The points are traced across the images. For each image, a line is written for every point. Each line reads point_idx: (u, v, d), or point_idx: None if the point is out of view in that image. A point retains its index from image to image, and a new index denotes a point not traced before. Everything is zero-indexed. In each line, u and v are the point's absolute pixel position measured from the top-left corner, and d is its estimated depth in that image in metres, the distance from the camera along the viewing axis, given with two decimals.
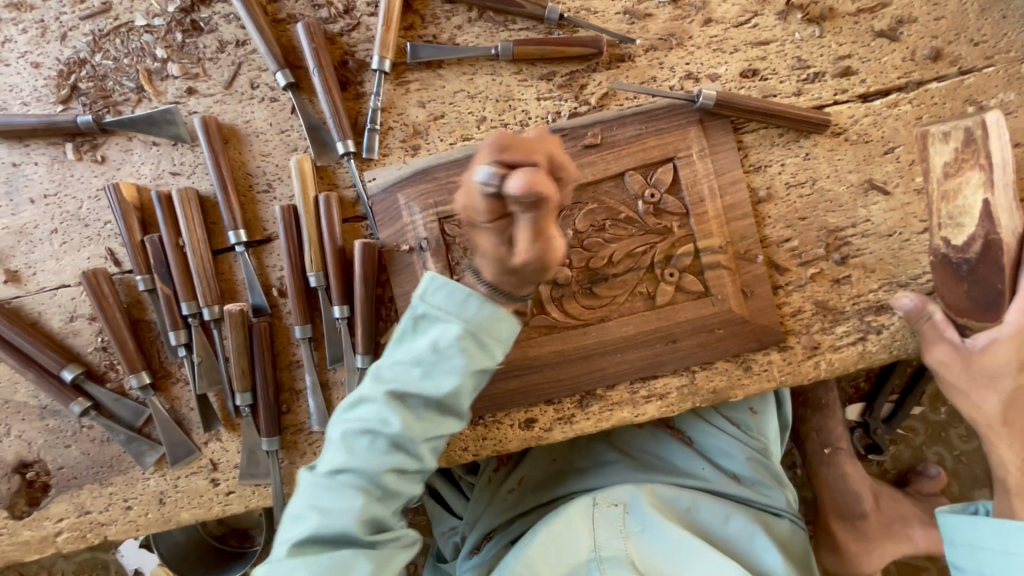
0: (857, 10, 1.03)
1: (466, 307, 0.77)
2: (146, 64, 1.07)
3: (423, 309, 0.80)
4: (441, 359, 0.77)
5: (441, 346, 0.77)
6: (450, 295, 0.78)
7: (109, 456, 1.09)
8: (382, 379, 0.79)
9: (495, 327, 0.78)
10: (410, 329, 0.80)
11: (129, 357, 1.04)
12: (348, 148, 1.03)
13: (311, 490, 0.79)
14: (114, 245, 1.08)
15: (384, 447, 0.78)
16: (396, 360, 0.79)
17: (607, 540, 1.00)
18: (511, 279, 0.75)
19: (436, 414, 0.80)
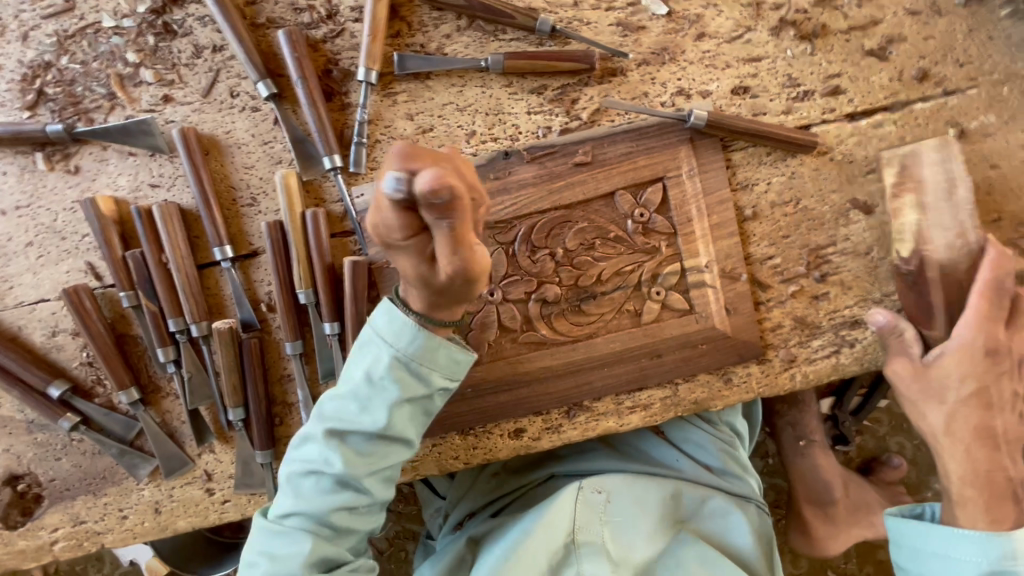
0: (850, 28, 1.02)
1: (401, 337, 0.79)
2: (117, 68, 1.02)
3: (365, 341, 0.82)
4: (375, 399, 0.80)
5: (374, 379, 0.80)
6: (387, 327, 0.79)
7: (101, 468, 1.10)
8: (325, 420, 0.82)
9: (427, 355, 0.79)
10: (349, 365, 0.83)
11: (116, 374, 1.04)
12: (335, 163, 1.00)
13: (260, 537, 0.84)
14: (95, 259, 1.05)
15: (328, 486, 0.82)
16: (335, 399, 0.82)
17: (585, 528, 1.05)
18: (432, 296, 0.75)
19: (377, 446, 0.83)
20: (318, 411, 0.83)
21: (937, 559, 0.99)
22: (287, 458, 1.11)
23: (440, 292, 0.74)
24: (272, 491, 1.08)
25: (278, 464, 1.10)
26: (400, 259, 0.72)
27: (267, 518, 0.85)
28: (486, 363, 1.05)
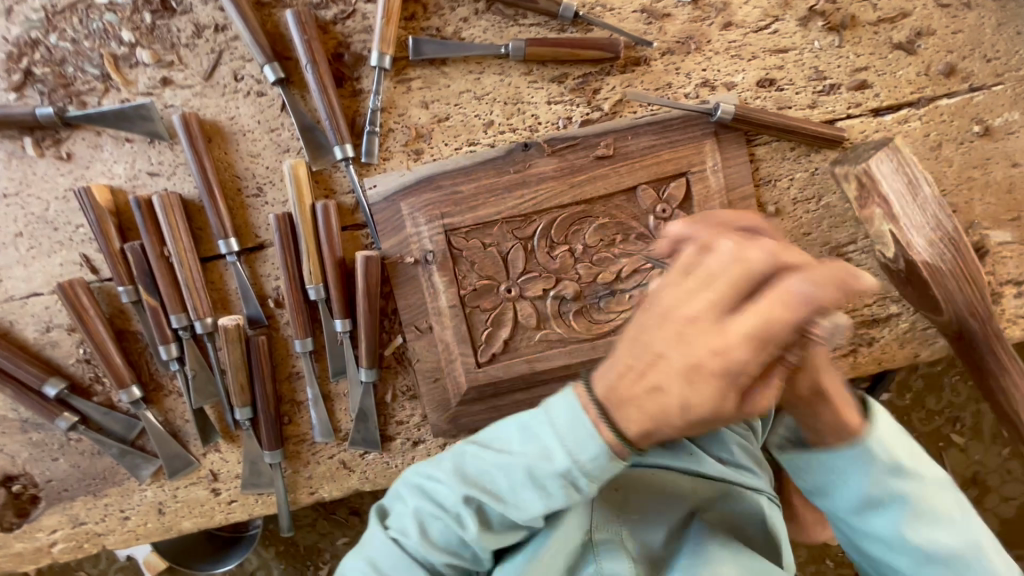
0: (879, 19, 1.00)
1: (584, 447, 0.74)
2: (110, 48, 0.95)
3: (526, 422, 0.79)
4: (523, 490, 0.78)
5: (539, 474, 0.76)
6: (574, 426, 0.74)
7: (101, 468, 1.06)
8: (468, 476, 0.82)
9: (603, 475, 0.74)
10: (511, 436, 0.80)
11: (116, 372, 0.99)
12: (347, 153, 0.96)
13: (376, 547, 0.85)
14: (90, 251, 1.00)
15: (456, 541, 0.83)
16: (488, 463, 0.81)
17: (602, 526, 0.98)
18: (676, 398, 0.71)
19: (511, 525, 0.82)
20: (458, 458, 0.84)
21: (829, 481, 0.79)
22: (296, 457, 1.08)
23: (676, 395, 0.71)
24: (281, 491, 1.05)
25: (286, 464, 1.08)
26: (652, 325, 0.74)
27: (386, 532, 0.85)
28: (502, 361, 1.02)
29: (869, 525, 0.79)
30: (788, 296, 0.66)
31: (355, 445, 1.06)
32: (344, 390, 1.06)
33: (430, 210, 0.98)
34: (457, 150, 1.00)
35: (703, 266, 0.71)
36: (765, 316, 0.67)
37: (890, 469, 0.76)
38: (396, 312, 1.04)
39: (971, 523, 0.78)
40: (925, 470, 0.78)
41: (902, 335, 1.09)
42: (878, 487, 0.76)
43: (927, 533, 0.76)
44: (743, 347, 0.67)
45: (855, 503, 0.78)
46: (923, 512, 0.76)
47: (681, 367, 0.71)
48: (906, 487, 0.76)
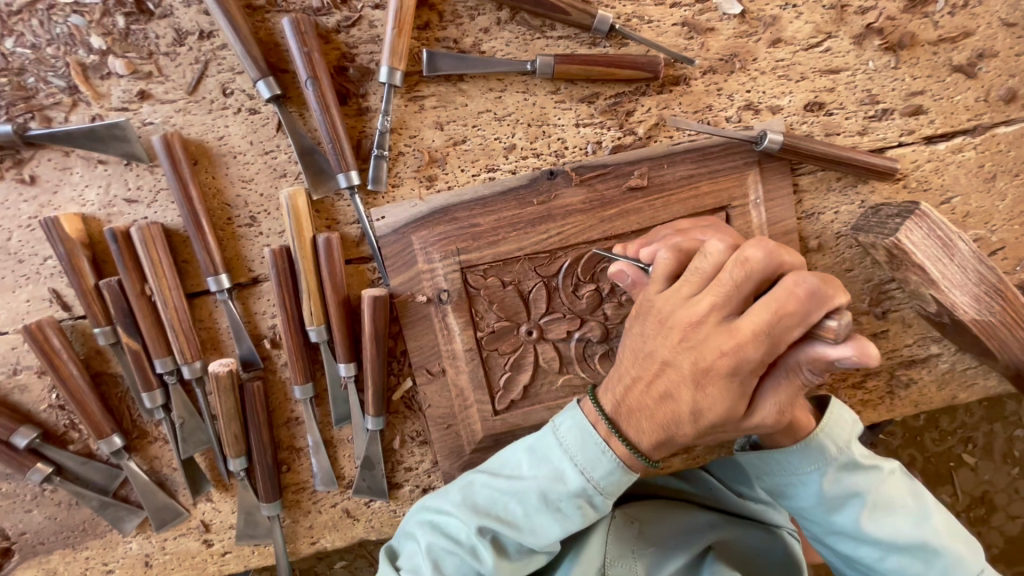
0: (939, 39, 0.91)
1: (597, 465, 0.72)
2: (77, 55, 0.83)
3: (535, 443, 0.77)
4: (538, 516, 0.75)
5: (551, 496, 0.74)
6: (583, 442, 0.73)
7: (80, 520, 0.96)
8: (478, 504, 0.78)
9: (617, 490, 0.73)
10: (521, 460, 0.77)
11: (94, 421, 0.89)
12: (352, 182, 0.85)
13: None
14: (61, 285, 0.89)
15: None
16: (498, 491, 0.77)
17: (617, 561, 0.93)
18: (687, 407, 0.68)
19: (529, 555, 0.79)
20: (467, 486, 0.80)
21: (783, 483, 0.79)
22: (295, 506, 0.99)
23: (693, 404, 0.67)
24: (279, 544, 0.97)
25: (285, 513, 0.99)
26: (648, 332, 0.69)
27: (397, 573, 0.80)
28: (521, 407, 0.93)
29: (830, 522, 0.78)
30: (796, 290, 0.59)
31: (360, 493, 0.97)
32: (348, 435, 0.97)
33: (446, 245, 0.88)
34: (475, 177, 0.90)
35: (693, 267, 0.65)
36: (777, 311, 0.59)
37: (842, 465, 0.76)
38: (405, 354, 0.95)
39: (927, 510, 0.78)
40: (878, 462, 0.79)
41: (942, 376, 1.03)
42: (833, 484, 0.76)
43: (883, 523, 0.76)
44: (754, 346, 0.61)
45: (814, 502, 0.78)
46: (877, 504, 0.77)
47: (690, 373, 0.66)
48: (860, 481, 0.77)
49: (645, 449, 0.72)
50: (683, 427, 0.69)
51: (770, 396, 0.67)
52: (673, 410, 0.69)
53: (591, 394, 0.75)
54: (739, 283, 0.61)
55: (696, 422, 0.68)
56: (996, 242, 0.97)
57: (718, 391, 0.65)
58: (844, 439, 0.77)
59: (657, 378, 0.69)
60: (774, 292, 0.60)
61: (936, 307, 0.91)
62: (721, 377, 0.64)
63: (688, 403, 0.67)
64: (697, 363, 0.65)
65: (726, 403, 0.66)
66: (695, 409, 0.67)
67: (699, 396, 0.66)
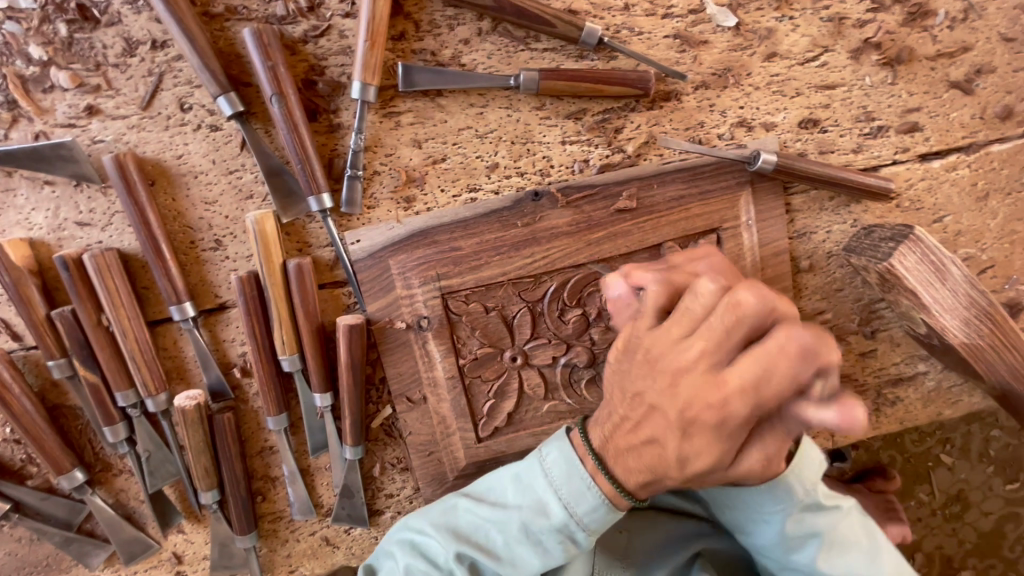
0: (937, 53, 0.88)
1: (581, 500, 0.70)
2: (16, 67, 0.76)
3: (519, 472, 0.75)
4: (517, 547, 0.73)
5: (533, 529, 0.72)
6: (568, 476, 0.71)
7: (42, 556, 0.92)
8: (459, 530, 0.76)
9: (602, 526, 0.71)
10: (507, 488, 0.76)
11: (51, 457, 0.84)
12: (324, 205, 0.80)
13: None
14: (10, 314, 0.83)
15: None
16: (482, 518, 0.75)
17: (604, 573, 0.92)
18: (672, 452, 0.65)
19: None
20: (448, 510, 0.78)
21: (744, 519, 0.78)
22: (272, 536, 0.96)
23: (679, 449, 0.65)
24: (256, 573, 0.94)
25: (261, 543, 0.96)
26: (636, 370, 0.67)
27: None
28: (505, 434, 0.90)
29: (787, 559, 0.78)
30: (786, 348, 0.55)
31: (339, 521, 0.94)
32: (325, 463, 0.94)
33: (425, 270, 0.84)
34: (455, 197, 0.85)
35: (683, 306, 0.62)
36: (766, 367, 0.56)
37: (806, 505, 0.75)
38: (384, 381, 0.91)
39: (882, 552, 0.77)
40: (841, 502, 0.78)
41: (929, 394, 1.02)
42: (795, 524, 0.76)
43: (838, 564, 0.76)
44: (741, 399, 0.59)
45: (773, 540, 0.77)
46: (836, 543, 0.76)
47: (676, 420, 0.64)
48: (820, 521, 0.76)
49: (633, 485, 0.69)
50: (667, 470, 0.67)
51: (755, 447, 0.65)
52: (658, 453, 0.66)
53: (579, 427, 0.73)
54: (730, 331, 0.58)
55: (682, 466, 0.66)
56: (986, 261, 0.96)
57: (705, 440, 0.63)
58: (812, 480, 0.75)
59: (643, 420, 0.67)
60: (764, 347, 0.57)
61: (926, 330, 0.89)
62: (706, 426, 0.62)
63: (675, 448, 0.65)
64: (683, 411, 0.63)
65: (712, 453, 0.64)
66: (682, 454, 0.65)
67: (686, 442, 0.64)
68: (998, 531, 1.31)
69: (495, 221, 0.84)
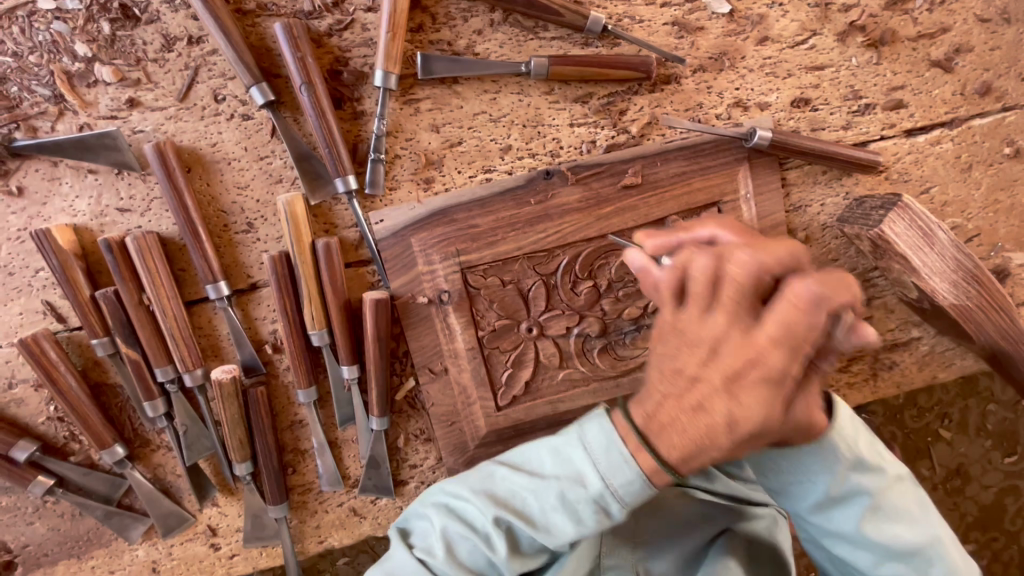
0: (918, 35, 0.95)
1: (618, 473, 0.68)
2: (62, 63, 0.81)
3: (558, 443, 0.74)
4: (552, 517, 0.72)
5: (568, 498, 0.71)
6: (609, 450, 0.69)
7: (83, 531, 0.96)
8: (497, 495, 0.76)
9: (639, 500, 0.70)
10: (545, 459, 0.74)
11: (94, 432, 0.89)
12: (350, 187, 0.85)
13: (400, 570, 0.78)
14: (54, 297, 0.88)
15: (482, 561, 0.77)
16: (520, 486, 0.75)
17: (612, 551, 0.96)
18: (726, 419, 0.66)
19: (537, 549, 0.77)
20: (486, 477, 0.78)
21: (788, 482, 0.79)
22: (302, 507, 1.00)
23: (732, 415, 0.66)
24: (288, 544, 0.98)
25: (292, 514, 1.00)
26: (673, 350, 0.70)
27: (411, 551, 0.78)
28: (523, 403, 0.95)
29: (829, 521, 0.79)
30: (797, 299, 0.63)
31: (366, 492, 0.99)
32: (352, 436, 0.98)
33: (445, 246, 0.89)
34: (472, 179, 0.91)
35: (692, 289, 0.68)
36: (785, 322, 0.64)
37: (851, 465, 0.76)
38: (407, 354, 0.96)
39: (928, 517, 0.79)
40: (885, 465, 0.78)
41: (922, 358, 1.07)
42: (840, 485, 0.76)
43: (883, 527, 0.77)
44: (777, 353, 0.65)
45: (815, 502, 0.78)
46: (882, 508, 0.77)
47: (722, 383, 0.66)
48: (866, 483, 0.76)
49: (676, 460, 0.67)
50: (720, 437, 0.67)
51: (801, 398, 0.70)
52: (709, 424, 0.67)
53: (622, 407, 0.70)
54: (739, 293, 0.66)
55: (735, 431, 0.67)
56: (971, 229, 1.01)
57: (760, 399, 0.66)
58: (851, 437, 0.76)
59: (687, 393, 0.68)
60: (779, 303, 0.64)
61: (917, 294, 0.94)
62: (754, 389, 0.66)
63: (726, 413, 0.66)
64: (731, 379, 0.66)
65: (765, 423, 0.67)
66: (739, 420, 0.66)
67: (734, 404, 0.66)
68: (996, 499, 1.36)
69: (506, 205, 0.89)
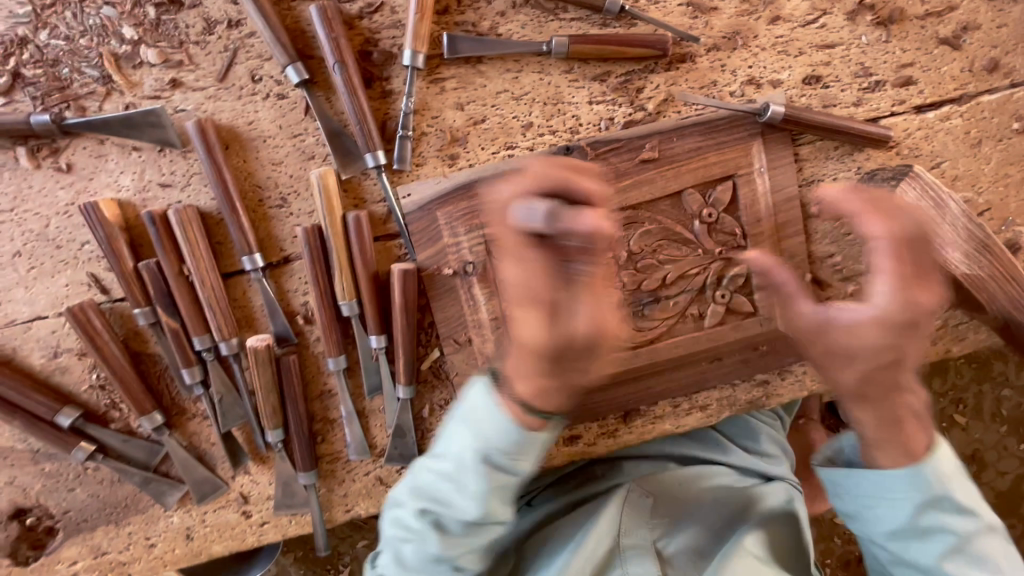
0: (925, 14, 0.98)
1: (495, 433, 0.89)
2: (111, 46, 0.86)
3: (460, 414, 0.92)
4: (467, 478, 0.90)
5: (457, 462, 0.90)
6: (488, 413, 0.90)
7: (122, 497, 1.00)
8: (423, 490, 0.94)
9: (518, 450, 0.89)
10: (452, 432, 0.94)
11: (136, 398, 0.93)
12: (380, 161, 0.89)
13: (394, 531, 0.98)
14: (98, 269, 0.92)
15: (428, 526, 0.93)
16: (438, 477, 0.93)
17: (632, 531, 0.99)
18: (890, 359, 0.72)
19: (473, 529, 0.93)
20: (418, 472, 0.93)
21: (873, 507, 0.80)
22: (330, 476, 1.04)
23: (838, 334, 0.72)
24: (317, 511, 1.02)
25: (320, 483, 1.04)
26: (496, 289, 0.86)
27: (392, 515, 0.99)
28: None
29: (907, 552, 0.80)
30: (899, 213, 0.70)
31: (392, 461, 1.02)
32: (379, 406, 1.01)
33: (470, 219, 0.93)
34: (495, 155, 0.94)
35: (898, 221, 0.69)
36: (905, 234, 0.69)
37: (940, 504, 0.77)
38: (432, 326, 0.99)
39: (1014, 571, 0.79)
40: (980, 511, 0.79)
41: (935, 331, 1.08)
42: (925, 518, 0.77)
43: (964, 569, 0.78)
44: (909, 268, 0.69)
45: (894, 528, 0.80)
46: (966, 549, 0.78)
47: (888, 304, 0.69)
48: (955, 522, 0.77)
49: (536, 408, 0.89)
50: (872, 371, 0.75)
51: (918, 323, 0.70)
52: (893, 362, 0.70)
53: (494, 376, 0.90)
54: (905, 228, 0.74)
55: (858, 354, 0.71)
56: (982, 204, 1.03)
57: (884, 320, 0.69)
58: (950, 474, 0.76)
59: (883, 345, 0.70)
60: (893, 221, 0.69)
61: None
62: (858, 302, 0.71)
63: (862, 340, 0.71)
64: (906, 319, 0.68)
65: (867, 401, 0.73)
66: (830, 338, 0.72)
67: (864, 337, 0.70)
68: (1014, 481, 1.36)
69: None
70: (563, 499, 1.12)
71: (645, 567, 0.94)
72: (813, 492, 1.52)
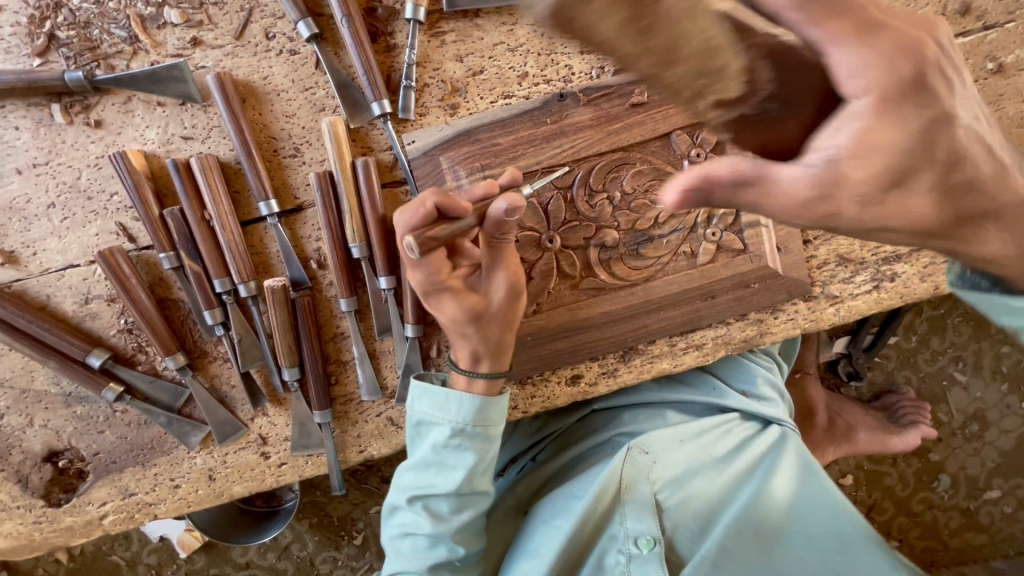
0: None
1: (447, 406, 0.94)
2: (137, 9, 0.94)
3: (417, 416, 0.96)
4: (450, 458, 0.94)
5: (439, 443, 0.95)
6: (434, 395, 0.95)
7: (148, 438, 1.06)
8: (417, 481, 0.97)
9: (473, 413, 0.93)
10: (421, 426, 0.98)
11: (161, 339, 0.99)
12: (385, 109, 0.95)
13: (403, 538, 0.98)
14: (126, 218, 0.99)
15: (440, 511, 0.96)
16: (427, 464, 0.96)
17: (632, 487, 0.99)
18: (913, 208, 0.57)
19: (457, 507, 0.96)
20: (417, 463, 0.97)
21: None
22: (344, 417, 1.09)
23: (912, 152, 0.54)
24: (332, 450, 1.07)
25: (335, 424, 1.09)
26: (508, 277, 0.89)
27: (395, 528, 0.99)
28: (546, 311, 1.04)
29: None
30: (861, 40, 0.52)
31: (402, 401, 1.07)
32: (389, 347, 1.07)
33: (471, 162, 0.98)
34: (493, 104, 1.01)
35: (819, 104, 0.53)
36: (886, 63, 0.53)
37: None
38: None
39: None
40: None
41: (922, 269, 1.13)
42: None
43: None
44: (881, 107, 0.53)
45: None
46: None
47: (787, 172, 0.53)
48: None
49: (485, 369, 0.96)
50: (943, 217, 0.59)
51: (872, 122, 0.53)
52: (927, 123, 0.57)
53: (456, 367, 0.97)
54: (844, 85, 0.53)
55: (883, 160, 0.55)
56: None
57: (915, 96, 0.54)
58: None
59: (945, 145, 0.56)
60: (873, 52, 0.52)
61: None
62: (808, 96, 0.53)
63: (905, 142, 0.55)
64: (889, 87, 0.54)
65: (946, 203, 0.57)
66: (842, 189, 0.54)
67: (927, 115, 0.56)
68: None
69: (524, 124, 0.98)
70: (568, 453, 1.16)
71: (645, 524, 0.95)
72: (815, 447, 1.54)
